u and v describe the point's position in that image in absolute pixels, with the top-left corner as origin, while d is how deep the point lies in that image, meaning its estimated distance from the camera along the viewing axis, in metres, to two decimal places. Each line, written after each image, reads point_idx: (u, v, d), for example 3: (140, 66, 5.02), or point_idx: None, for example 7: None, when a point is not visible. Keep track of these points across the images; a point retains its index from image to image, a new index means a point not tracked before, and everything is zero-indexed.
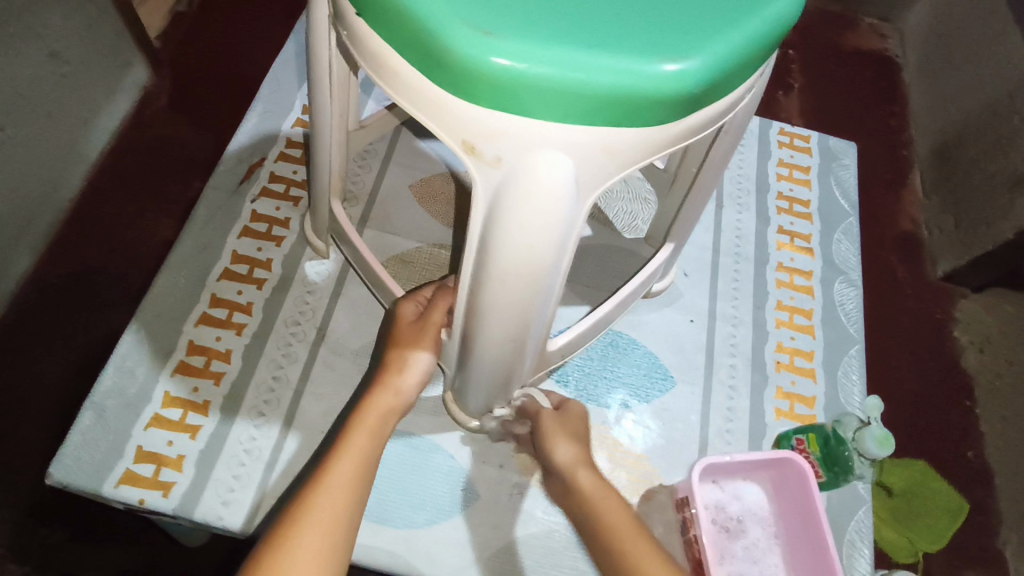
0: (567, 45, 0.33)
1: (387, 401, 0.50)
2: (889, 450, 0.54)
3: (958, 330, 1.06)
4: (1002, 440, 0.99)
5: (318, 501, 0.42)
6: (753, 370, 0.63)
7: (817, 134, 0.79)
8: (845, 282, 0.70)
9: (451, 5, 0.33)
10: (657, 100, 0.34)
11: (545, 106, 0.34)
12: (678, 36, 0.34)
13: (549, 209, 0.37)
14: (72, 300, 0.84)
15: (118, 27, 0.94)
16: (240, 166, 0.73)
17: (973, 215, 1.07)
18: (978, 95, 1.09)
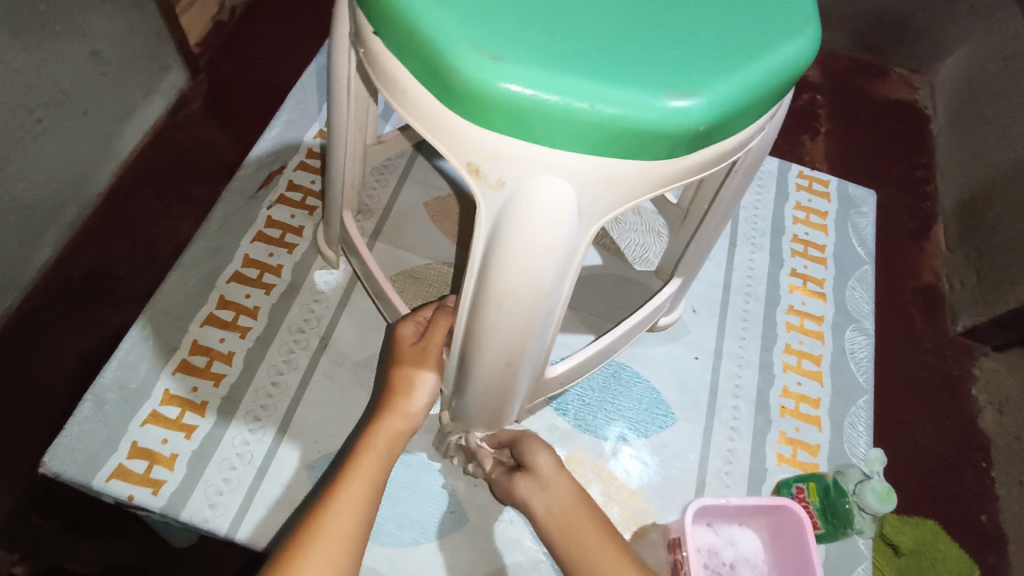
0: (575, 74, 0.33)
1: (394, 426, 0.50)
2: (890, 506, 0.51)
3: (976, 388, 1.03)
4: (1019, 506, 0.95)
5: (327, 527, 0.42)
6: (756, 413, 0.62)
7: (837, 180, 0.78)
8: (857, 330, 0.68)
9: (465, 29, 0.34)
10: (663, 134, 0.34)
11: (549, 132, 0.34)
12: (687, 74, 0.34)
13: (550, 235, 0.37)
14: (92, 293, 0.86)
15: (159, 32, 0.97)
16: (260, 172, 0.74)
17: (997, 272, 1.04)
18: (1008, 152, 1.08)
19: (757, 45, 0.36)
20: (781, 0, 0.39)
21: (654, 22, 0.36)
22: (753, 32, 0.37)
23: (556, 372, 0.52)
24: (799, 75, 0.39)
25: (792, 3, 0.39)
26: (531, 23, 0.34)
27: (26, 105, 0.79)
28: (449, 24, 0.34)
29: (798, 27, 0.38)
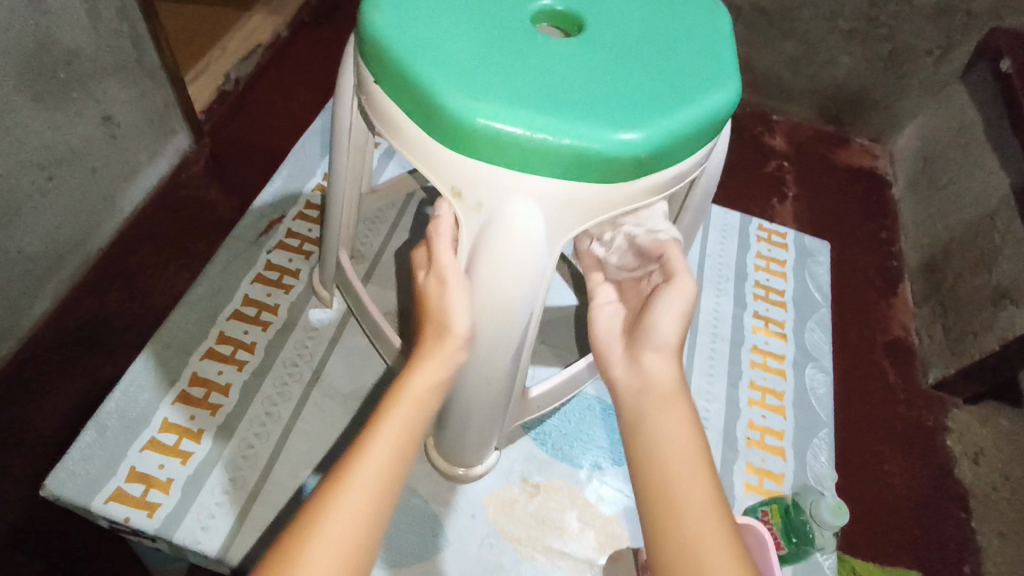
0: (538, 112, 0.39)
1: (434, 369, 0.42)
2: (844, 520, 0.52)
3: (951, 439, 1.06)
4: (1000, 557, 0.96)
5: (349, 487, 0.36)
6: (725, 443, 0.65)
7: (793, 232, 0.84)
8: (816, 367, 0.72)
9: (446, 77, 0.40)
10: (617, 162, 0.40)
11: (516, 160, 0.40)
12: (634, 115, 0.40)
13: (525, 249, 0.41)
14: (87, 342, 0.88)
15: (169, 100, 1.03)
16: (260, 220, 0.78)
17: (961, 326, 1.10)
18: (964, 215, 1.15)
19: (693, 92, 0.43)
20: (713, 60, 0.45)
21: (606, 76, 0.42)
22: (690, 82, 0.43)
23: (535, 395, 0.59)
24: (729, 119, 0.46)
25: (722, 61, 0.45)
26: (500, 74, 0.41)
27: (38, 163, 0.83)
28: (435, 76, 0.40)
29: (727, 78, 0.44)
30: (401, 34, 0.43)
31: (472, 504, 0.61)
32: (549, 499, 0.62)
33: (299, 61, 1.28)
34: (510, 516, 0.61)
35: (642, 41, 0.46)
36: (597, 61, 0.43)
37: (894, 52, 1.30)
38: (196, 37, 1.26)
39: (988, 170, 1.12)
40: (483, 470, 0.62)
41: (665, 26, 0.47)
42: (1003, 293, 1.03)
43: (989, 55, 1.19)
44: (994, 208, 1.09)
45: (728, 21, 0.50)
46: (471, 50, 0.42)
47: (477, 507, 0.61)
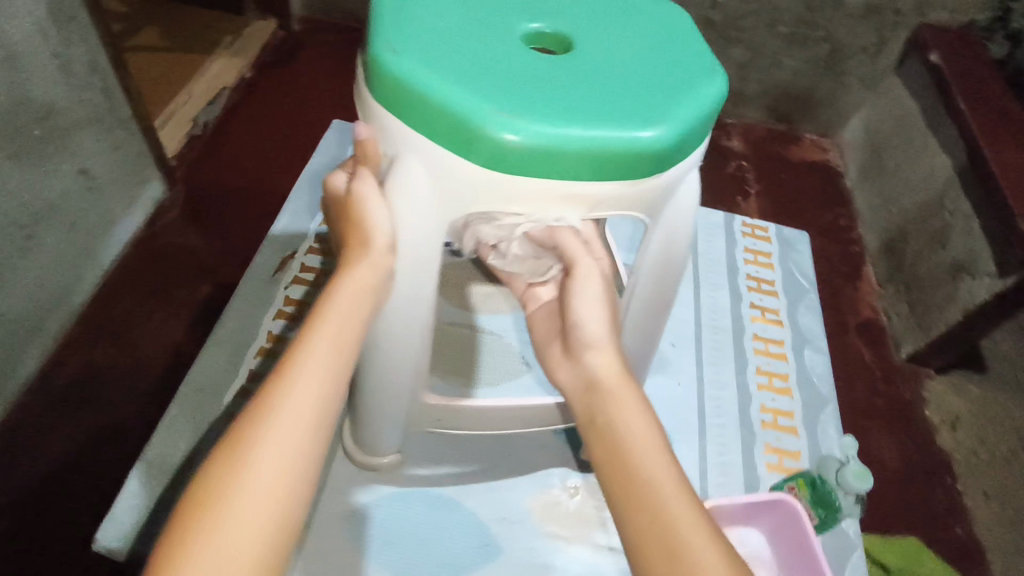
0: (456, 90, 0.44)
1: (362, 276, 0.44)
2: (868, 484, 0.55)
3: (929, 409, 1.12)
4: (986, 515, 1.02)
5: (293, 384, 0.37)
6: (740, 428, 0.67)
7: (774, 225, 0.89)
8: (814, 349, 0.76)
9: (402, 44, 0.46)
10: (493, 147, 0.44)
11: (429, 123, 0.45)
12: (526, 113, 0.44)
13: (419, 205, 0.47)
14: (82, 402, 0.87)
15: (142, 148, 1.03)
16: (273, 258, 0.78)
17: (924, 301, 1.16)
18: (915, 198, 1.23)
19: (608, 119, 0.45)
20: (674, 97, 0.48)
21: (553, 79, 0.47)
22: (615, 112, 0.46)
23: (430, 401, 0.59)
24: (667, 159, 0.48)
25: (684, 101, 0.48)
26: (450, 57, 0.46)
27: (18, 222, 0.81)
28: (390, 31, 0.47)
29: (656, 124, 0.46)
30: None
31: (516, 510, 0.63)
32: (587, 498, 0.64)
33: (267, 99, 1.28)
34: (554, 518, 0.63)
35: (614, 70, 0.49)
36: (551, 65, 0.48)
37: (833, 52, 1.39)
38: (159, 85, 1.25)
39: (932, 153, 1.20)
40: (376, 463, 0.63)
41: (651, 70, 0.50)
42: (958, 267, 1.10)
43: (918, 49, 1.28)
44: (940, 189, 1.16)
45: (723, 92, 0.50)
46: (440, 35, 0.48)
47: (520, 513, 0.62)
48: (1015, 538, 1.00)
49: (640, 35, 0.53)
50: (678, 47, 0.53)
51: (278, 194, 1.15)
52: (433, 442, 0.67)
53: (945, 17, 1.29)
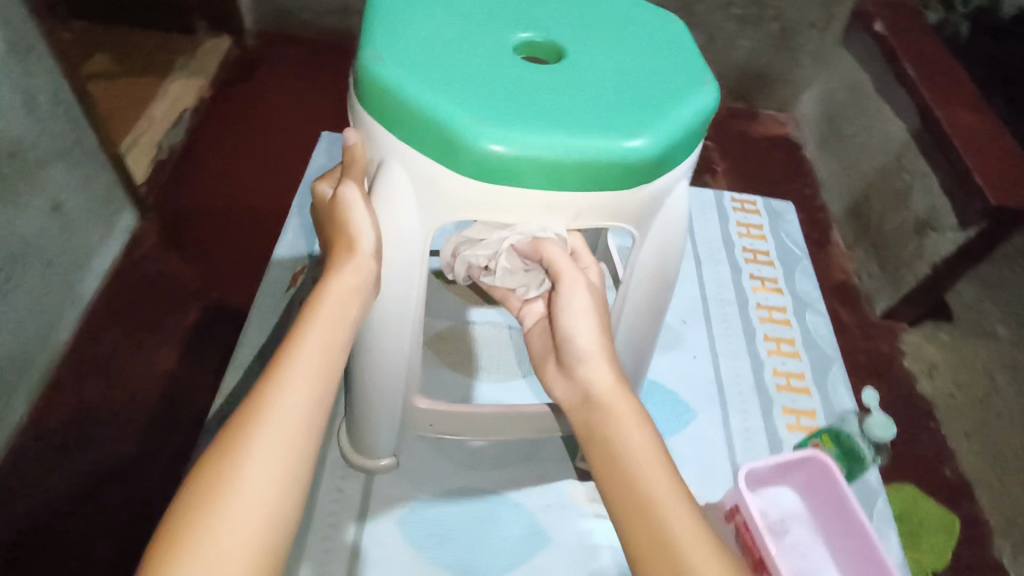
0: (440, 101, 0.43)
1: (347, 283, 0.43)
2: (893, 433, 0.58)
3: (907, 360, 1.17)
4: (969, 454, 1.07)
5: (280, 397, 0.37)
6: (758, 394, 0.70)
7: (761, 198, 0.92)
8: (815, 312, 0.79)
9: (388, 53, 0.45)
10: (473, 156, 0.43)
11: (413, 133, 0.44)
12: (506, 121, 0.43)
13: (404, 213, 0.46)
14: (77, 441, 0.84)
15: (111, 179, 1.00)
16: (285, 274, 0.77)
17: (893, 259, 1.21)
18: (873, 162, 1.28)
19: (593, 128, 0.44)
20: (665, 107, 0.47)
21: (542, 87, 0.46)
22: (599, 122, 0.45)
23: (421, 406, 0.57)
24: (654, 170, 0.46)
25: (674, 111, 0.47)
26: (437, 68, 0.45)
27: None
28: (381, 37, 0.47)
29: (641, 134, 0.45)
30: (390, 5, 0.50)
31: (558, 497, 0.61)
32: None
33: (233, 116, 1.26)
34: (597, 500, 0.61)
35: (603, 79, 0.48)
36: (540, 73, 0.47)
37: (783, 30, 1.44)
38: (120, 111, 1.22)
39: (885, 118, 1.25)
40: (375, 466, 0.60)
41: (639, 79, 0.49)
42: (922, 224, 1.14)
43: (862, 21, 1.34)
44: (897, 152, 1.21)
45: (712, 106, 0.49)
46: (427, 45, 0.47)
47: (565, 498, 0.61)
48: (995, 473, 1.05)
49: (632, 44, 0.52)
50: (670, 57, 0.51)
51: (255, 212, 1.12)
52: (433, 448, 0.64)
53: None
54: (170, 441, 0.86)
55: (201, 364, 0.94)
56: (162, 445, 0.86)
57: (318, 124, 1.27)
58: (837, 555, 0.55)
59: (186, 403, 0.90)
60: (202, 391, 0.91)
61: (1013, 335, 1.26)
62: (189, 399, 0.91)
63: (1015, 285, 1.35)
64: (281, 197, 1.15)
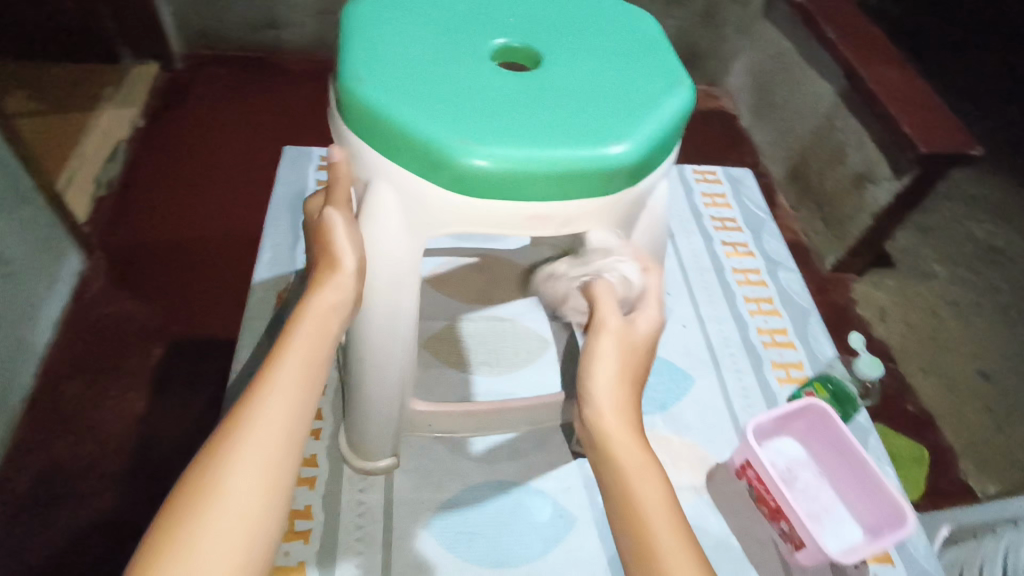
0: (418, 113, 0.41)
1: (330, 297, 0.40)
2: (880, 370, 0.63)
3: (860, 307, 1.19)
4: (927, 387, 1.11)
5: (261, 411, 0.34)
6: (748, 353, 0.73)
7: (721, 167, 0.96)
8: (786, 270, 0.83)
9: (366, 66, 0.44)
10: (458, 174, 0.41)
11: (394, 149, 0.42)
12: (487, 134, 0.41)
13: (389, 229, 0.43)
14: (46, 502, 0.77)
15: (51, 220, 0.94)
16: (269, 294, 0.74)
17: (836, 213, 1.22)
18: (809, 122, 1.29)
19: (575, 136, 0.42)
20: (651, 105, 0.45)
21: (525, 92, 0.44)
22: (581, 128, 0.42)
23: (420, 409, 0.57)
24: (643, 170, 0.44)
25: (661, 109, 0.45)
26: (414, 78, 0.43)
27: None
28: (355, 54, 0.44)
29: (623, 138, 0.43)
30: (362, 17, 0.48)
31: (578, 478, 0.62)
32: None
33: (171, 142, 1.20)
34: None
35: (583, 81, 0.46)
36: (523, 78, 0.45)
37: (707, 7, 1.49)
38: (49, 149, 1.15)
39: (812, 84, 1.27)
40: (378, 469, 0.60)
41: (618, 80, 0.47)
42: (861, 176, 1.14)
43: None
44: (828, 112, 1.22)
45: (689, 104, 0.47)
46: (405, 55, 0.45)
47: (584, 478, 0.62)
48: (951, 402, 1.10)
49: (607, 44, 0.50)
50: (646, 55, 0.50)
51: (210, 237, 1.06)
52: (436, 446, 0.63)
53: None
54: (150, 489, 0.79)
55: (173, 404, 0.87)
56: (145, 492, 0.79)
57: (258, 143, 1.22)
58: (845, 494, 0.58)
59: (162, 442, 0.83)
60: (178, 427, 0.85)
61: (950, 272, 1.32)
62: (148, 439, 0.83)
63: (945, 227, 1.42)
64: (226, 218, 1.10)
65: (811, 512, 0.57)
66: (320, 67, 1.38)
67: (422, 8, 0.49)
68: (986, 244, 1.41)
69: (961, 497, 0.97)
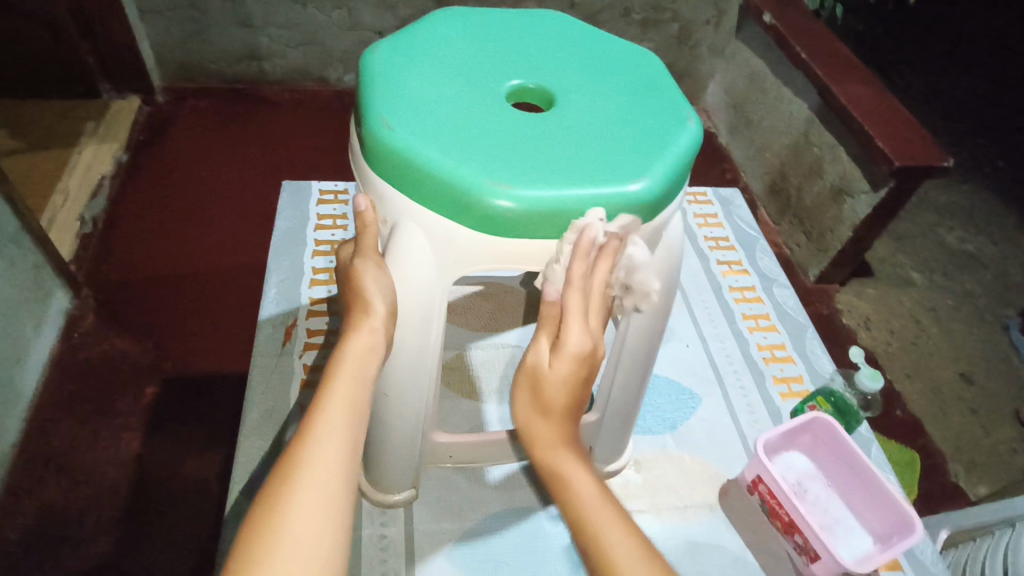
0: (445, 156, 0.42)
1: (363, 344, 0.43)
2: (881, 382, 0.64)
3: (845, 316, 1.21)
4: (913, 392, 1.13)
5: (313, 456, 0.36)
6: (750, 369, 0.75)
7: (711, 189, 0.99)
8: (779, 286, 0.86)
9: (391, 110, 0.45)
10: (485, 214, 0.42)
11: (422, 191, 0.43)
12: (513, 175, 0.42)
13: (418, 269, 0.45)
14: (42, 554, 0.74)
15: (38, 259, 0.90)
16: (276, 329, 0.74)
17: (817, 226, 1.21)
18: (783, 141, 1.30)
19: (597, 175, 0.43)
20: (664, 142, 0.47)
21: (543, 133, 0.46)
22: (600, 168, 0.44)
23: (442, 440, 0.58)
24: (659, 207, 0.46)
25: (674, 146, 0.47)
26: (438, 122, 0.45)
27: None
28: (381, 100, 0.46)
29: (642, 176, 0.44)
30: (382, 63, 0.49)
31: None
32: (654, 469, 0.64)
33: (158, 178, 1.20)
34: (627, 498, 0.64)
35: (599, 120, 0.48)
36: (540, 119, 0.47)
37: (681, 29, 1.49)
38: (31, 186, 1.13)
39: (787, 101, 1.27)
40: (399, 501, 0.59)
41: (631, 119, 0.48)
42: (839, 190, 1.14)
43: (752, 14, 1.36)
44: (804, 128, 1.22)
45: (699, 139, 0.49)
46: (427, 99, 0.46)
47: None
48: (937, 406, 1.12)
49: (615, 82, 0.52)
50: (655, 93, 0.51)
51: (202, 271, 1.05)
52: (453, 476, 0.63)
53: None
54: (149, 536, 0.77)
55: (169, 444, 0.85)
56: (143, 538, 0.77)
57: (244, 176, 1.22)
58: (854, 505, 0.60)
59: (161, 483, 0.81)
60: (174, 467, 0.83)
61: (926, 279, 1.36)
62: (143, 482, 0.81)
63: (918, 236, 1.47)
64: (215, 253, 1.09)
65: (824, 523, 0.58)
66: (303, 97, 1.39)
67: (439, 52, 0.51)
68: (958, 249, 1.46)
69: (953, 499, 0.98)
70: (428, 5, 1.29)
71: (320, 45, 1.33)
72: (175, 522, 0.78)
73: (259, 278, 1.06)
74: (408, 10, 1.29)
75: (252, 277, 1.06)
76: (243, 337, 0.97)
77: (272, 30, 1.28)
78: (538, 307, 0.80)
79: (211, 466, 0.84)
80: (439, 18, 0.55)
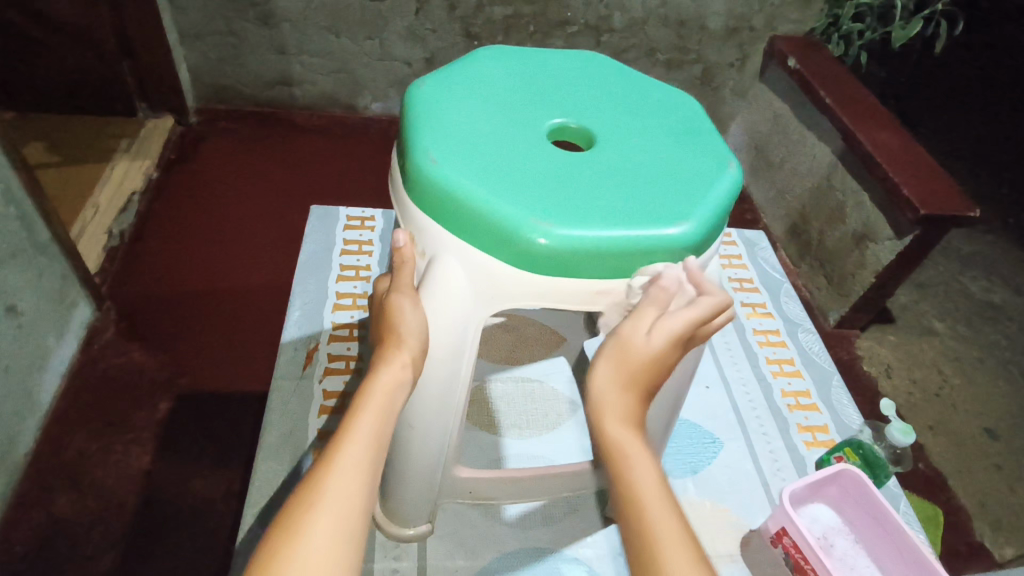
0: (488, 191, 0.43)
1: (392, 376, 0.43)
2: (912, 437, 0.63)
3: (866, 363, 1.19)
4: (936, 444, 1.10)
5: (333, 482, 0.36)
6: (773, 416, 0.73)
7: (736, 231, 0.99)
8: (804, 330, 0.85)
9: (436, 143, 0.46)
10: (525, 250, 0.43)
11: (462, 224, 0.44)
12: (552, 212, 0.43)
13: (455, 301, 0.45)
14: (45, 568, 0.73)
15: (65, 271, 0.91)
16: (297, 353, 0.74)
17: (838, 272, 1.20)
18: (804, 183, 1.29)
19: (639, 217, 0.44)
20: (703, 186, 0.47)
21: (583, 171, 0.46)
22: (639, 210, 0.44)
23: (463, 475, 0.57)
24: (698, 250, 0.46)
25: (712, 190, 0.47)
26: (480, 156, 0.45)
27: None
28: (426, 135, 0.46)
29: (684, 220, 0.44)
30: (426, 96, 0.50)
31: (612, 544, 0.61)
32: None
33: (186, 195, 1.22)
34: None
35: (640, 161, 0.48)
36: (580, 157, 0.47)
37: (706, 71, 1.46)
38: (64, 198, 1.16)
39: (810, 144, 1.27)
40: (416, 534, 0.58)
41: (671, 161, 0.49)
42: (861, 236, 1.13)
43: (776, 58, 1.37)
44: (826, 173, 1.22)
45: (739, 184, 0.49)
46: (470, 133, 0.47)
47: (619, 545, 0.61)
48: (961, 460, 1.09)
49: (657, 125, 0.52)
50: (693, 137, 0.52)
51: (224, 290, 1.06)
52: (469, 513, 0.62)
53: (789, 29, 1.39)
54: (154, 555, 0.76)
55: (180, 461, 0.84)
56: (146, 555, 0.75)
57: (267, 198, 1.24)
58: (885, 565, 0.58)
59: (169, 500, 0.81)
60: (182, 484, 0.82)
61: (949, 328, 1.34)
62: (150, 498, 0.80)
63: (940, 284, 1.45)
64: (237, 274, 1.09)
65: None
66: (330, 123, 1.42)
67: (482, 89, 0.52)
68: (982, 300, 1.44)
69: (977, 558, 0.95)
70: (456, 39, 1.32)
71: (349, 74, 1.36)
72: (180, 540, 0.77)
73: (278, 299, 1.06)
74: (438, 42, 1.32)
75: (271, 297, 1.07)
76: (262, 357, 0.98)
77: (304, 57, 1.32)
78: (559, 342, 0.80)
79: (219, 484, 0.83)
80: (484, 56, 0.56)
